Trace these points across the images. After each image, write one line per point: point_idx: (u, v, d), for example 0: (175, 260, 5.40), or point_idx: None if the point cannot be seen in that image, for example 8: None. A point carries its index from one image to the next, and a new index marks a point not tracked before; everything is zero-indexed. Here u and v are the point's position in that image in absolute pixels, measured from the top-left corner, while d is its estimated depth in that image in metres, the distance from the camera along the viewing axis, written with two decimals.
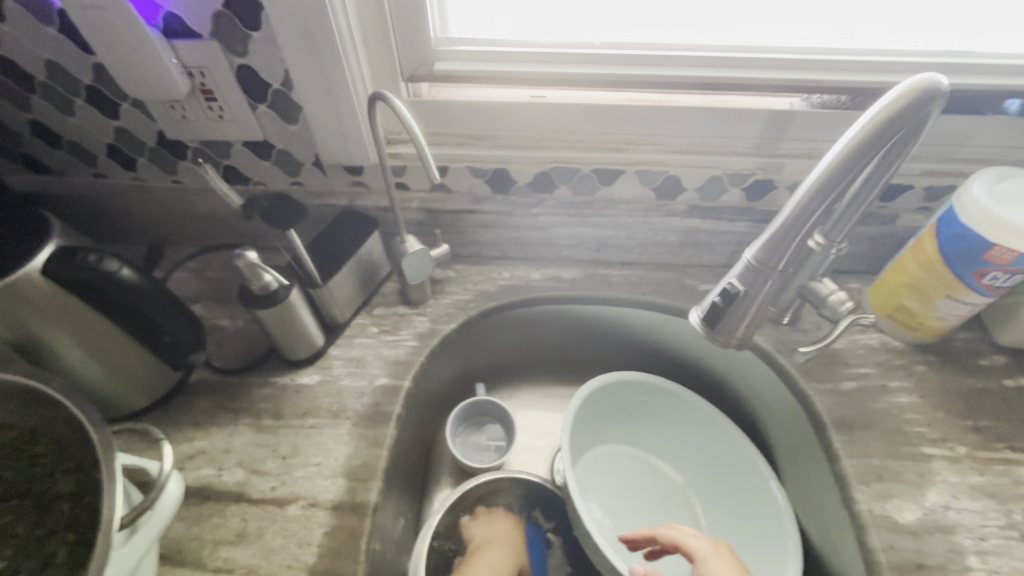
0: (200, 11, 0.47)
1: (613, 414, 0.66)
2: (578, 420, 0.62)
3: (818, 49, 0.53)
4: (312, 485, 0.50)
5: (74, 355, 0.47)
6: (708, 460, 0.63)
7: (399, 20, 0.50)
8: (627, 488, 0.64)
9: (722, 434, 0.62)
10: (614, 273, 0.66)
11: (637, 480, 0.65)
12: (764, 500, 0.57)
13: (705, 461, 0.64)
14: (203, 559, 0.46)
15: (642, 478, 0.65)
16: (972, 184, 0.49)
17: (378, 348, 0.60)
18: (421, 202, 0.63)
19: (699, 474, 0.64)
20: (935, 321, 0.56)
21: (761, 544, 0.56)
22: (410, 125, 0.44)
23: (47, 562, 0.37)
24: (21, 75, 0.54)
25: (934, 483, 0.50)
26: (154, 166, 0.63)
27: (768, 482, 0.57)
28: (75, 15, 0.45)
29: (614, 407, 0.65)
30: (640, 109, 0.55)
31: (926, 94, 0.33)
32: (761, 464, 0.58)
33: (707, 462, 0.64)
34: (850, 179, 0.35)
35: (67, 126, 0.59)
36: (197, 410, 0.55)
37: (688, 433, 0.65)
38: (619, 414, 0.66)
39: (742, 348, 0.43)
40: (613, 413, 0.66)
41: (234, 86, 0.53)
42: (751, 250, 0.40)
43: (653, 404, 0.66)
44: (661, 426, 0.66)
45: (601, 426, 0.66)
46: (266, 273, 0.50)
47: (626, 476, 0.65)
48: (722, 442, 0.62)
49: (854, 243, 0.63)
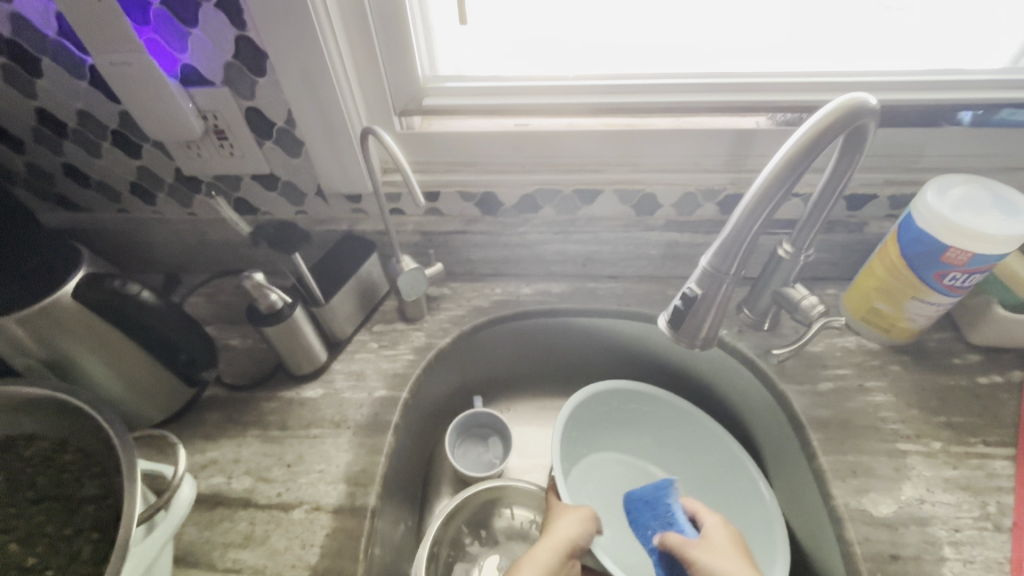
0: (213, 61, 0.53)
1: (605, 422, 0.68)
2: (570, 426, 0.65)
3: (778, 73, 0.57)
4: (316, 490, 0.53)
5: (99, 371, 0.52)
6: (700, 464, 0.65)
7: (390, 62, 0.55)
8: (619, 495, 0.66)
9: (711, 437, 0.64)
10: (600, 286, 0.70)
11: (629, 486, 0.67)
12: (753, 502, 0.59)
13: (694, 463, 0.66)
14: (215, 560, 0.49)
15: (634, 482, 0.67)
16: (925, 193, 0.52)
17: (378, 362, 0.64)
18: (417, 225, 0.68)
19: (689, 477, 0.66)
20: (906, 322, 0.58)
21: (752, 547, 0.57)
22: (398, 156, 0.49)
23: (75, 557, 0.41)
24: (55, 122, 0.61)
25: (909, 477, 0.52)
26: (171, 200, 0.69)
27: (756, 482, 0.59)
28: (105, 69, 0.51)
29: (606, 414, 0.68)
30: (614, 133, 0.59)
31: (852, 113, 0.37)
32: (749, 466, 0.60)
33: (698, 467, 0.65)
34: (787, 190, 0.39)
35: (95, 166, 0.65)
36: (210, 424, 0.59)
37: (679, 439, 0.67)
38: (611, 422, 0.69)
39: (708, 348, 0.47)
40: (605, 421, 0.68)
41: (243, 125, 0.58)
42: (706, 257, 0.43)
43: (644, 411, 0.68)
44: (654, 433, 0.69)
45: (594, 433, 0.68)
46: (272, 293, 0.54)
47: (618, 483, 0.67)
48: (712, 446, 0.64)
49: (828, 250, 0.66)
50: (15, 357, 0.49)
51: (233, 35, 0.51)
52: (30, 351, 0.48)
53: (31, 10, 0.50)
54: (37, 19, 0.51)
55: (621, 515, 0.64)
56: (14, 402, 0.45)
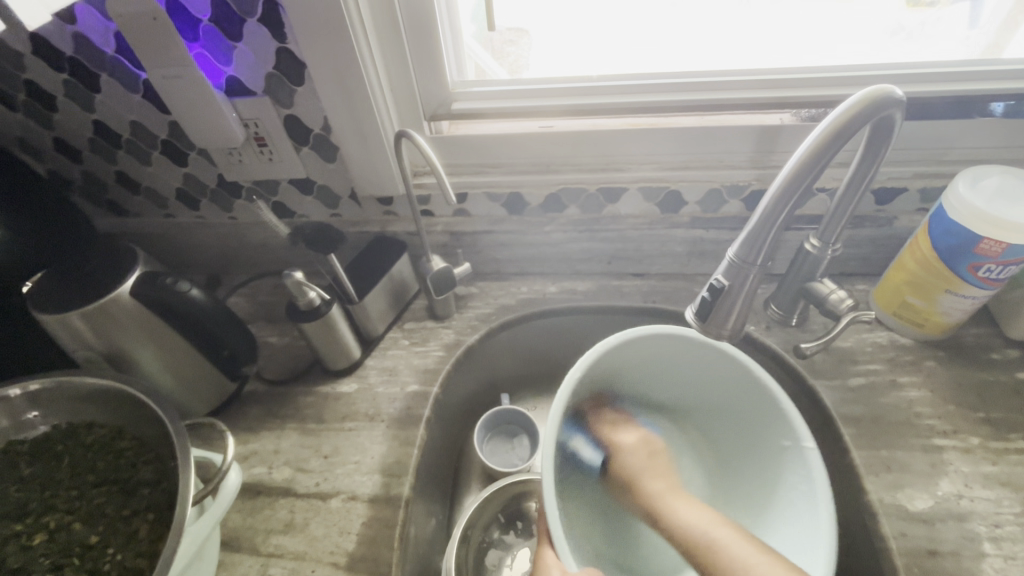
0: (255, 72, 0.56)
1: (626, 376, 0.59)
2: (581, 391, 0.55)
3: (801, 69, 0.57)
4: (352, 480, 0.55)
5: (151, 365, 0.55)
6: (737, 416, 0.57)
7: (420, 69, 0.58)
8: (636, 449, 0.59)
9: (755, 390, 0.54)
10: (625, 283, 0.71)
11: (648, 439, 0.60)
12: (796, 469, 0.50)
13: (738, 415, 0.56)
14: (258, 545, 0.51)
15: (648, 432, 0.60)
16: (956, 184, 0.51)
17: (409, 358, 0.66)
18: (445, 226, 0.70)
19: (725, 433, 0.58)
20: (940, 317, 0.57)
21: (785, 522, 0.49)
22: (431, 158, 0.51)
23: (132, 537, 0.43)
24: (111, 133, 0.65)
25: (946, 473, 0.51)
26: (214, 205, 0.73)
27: (802, 444, 0.49)
28: (157, 82, 0.54)
29: (627, 367, 0.58)
30: (637, 132, 0.60)
31: (878, 102, 0.37)
32: (797, 426, 0.50)
33: (739, 417, 0.57)
34: (811, 181, 0.39)
35: (145, 174, 0.70)
36: (252, 416, 0.62)
37: (716, 389, 0.58)
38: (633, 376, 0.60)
39: (735, 339, 0.48)
40: (625, 374, 0.59)
41: (282, 132, 0.61)
42: (732, 249, 0.44)
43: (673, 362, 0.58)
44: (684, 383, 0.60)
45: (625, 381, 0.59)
46: (311, 291, 0.56)
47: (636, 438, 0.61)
48: (758, 397, 0.54)
49: (857, 245, 0.66)
50: (77, 351, 0.53)
51: (275, 47, 0.54)
52: (90, 346, 0.52)
53: (93, 31, 0.54)
54: (98, 39, 0.55)
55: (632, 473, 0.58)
56: (81, 392, 0.49)
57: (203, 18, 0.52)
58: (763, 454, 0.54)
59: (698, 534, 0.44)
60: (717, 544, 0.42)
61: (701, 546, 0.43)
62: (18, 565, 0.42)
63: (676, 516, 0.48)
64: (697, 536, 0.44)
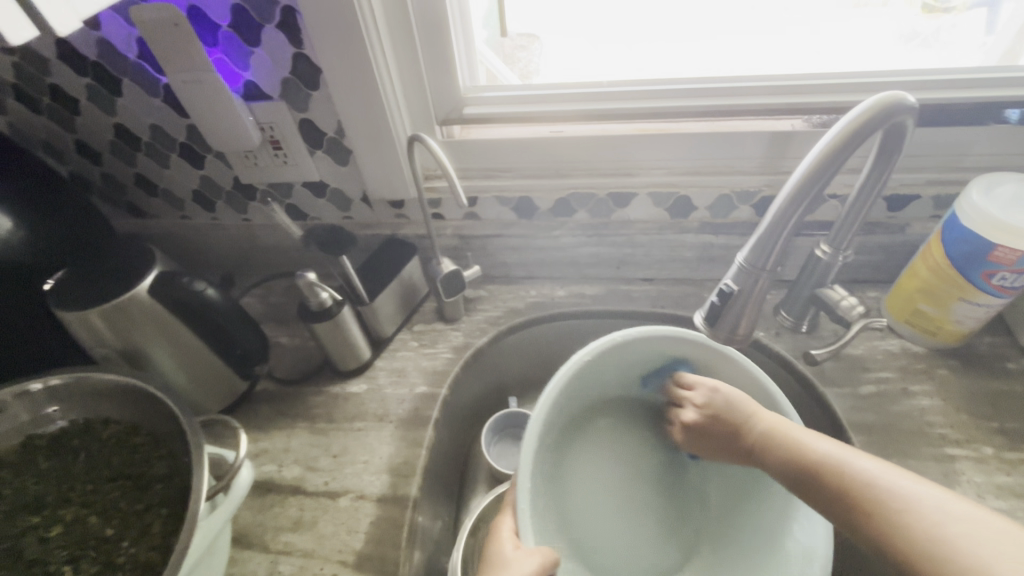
0: (272, 77, 0.57)
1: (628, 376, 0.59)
2: (580, 380, 0.55)
3: (812, 76, 0.57)
4: (360, 479, 0.56)
5: (166, 362, 0.56)
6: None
7: (434, 74, 0.58)
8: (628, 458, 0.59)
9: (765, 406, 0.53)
10: (634, 288, 0.72)
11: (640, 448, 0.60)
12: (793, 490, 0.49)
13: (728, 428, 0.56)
14: (267, 542, 0.52)
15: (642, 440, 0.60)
16: (970, 192, 0.51)
17: (418, 360, 0.66)
18: (455, 230, 0.70)
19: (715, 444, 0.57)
20: (953, 325, 0.57)
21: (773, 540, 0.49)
22: (443, 162, 0.51)
23: (145, 531, 0.44)
24: (130, 136, 0.67)
25: (958, 483, 0.51)
26: (229, 207, 0.74)
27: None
28: (177, 86, 0.56)
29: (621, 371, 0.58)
30: (647, 137, 0.61)
31: (891, 109, 0.37)
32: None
33: None
34: (821, 186, 0.39)
35: (163, 177, 0.71)
36: (263, 415, 0.63)
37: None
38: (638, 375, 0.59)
39: (744, 345, 0.48)
40: (628, 376, 0.59)
41: (296, 136, 0.62)
42: (742, 254, 0.45)
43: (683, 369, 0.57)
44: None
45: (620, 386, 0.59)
46: (322, 291, 0.57)
47: (630, 444, 0.60)
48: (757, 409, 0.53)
49: (868, 252, 0.65)
50: (96, 348, 0.54)
51: (292, 52, 0.55)
52: (108, 343, 0.53)
53: (116, 36, 0.55)
54: (121, 44, 0.56)
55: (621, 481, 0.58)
56: (96, 388, 0.51)
57: (223, 24, 0.53)
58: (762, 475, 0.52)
59: (833, 466, 0.41)
60: (868, 480, 0.39)
61: (840, 489, 0.40)
62: (35, 557, 0.43)
63: (785, 440, 0.46)
64: (825, 465, 0.42)
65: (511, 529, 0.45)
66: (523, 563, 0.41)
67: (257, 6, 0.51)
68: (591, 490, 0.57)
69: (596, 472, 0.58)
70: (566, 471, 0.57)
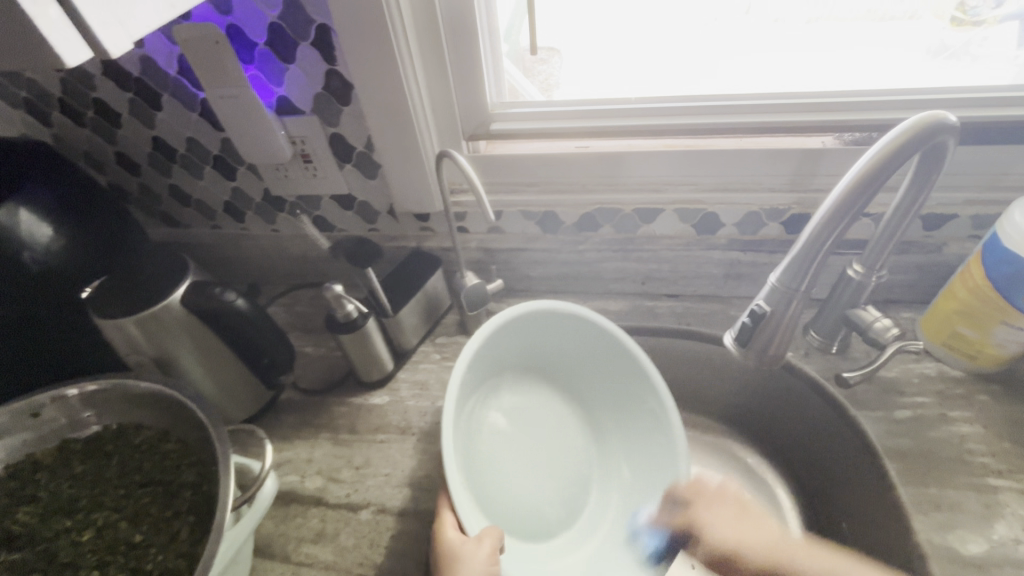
0: (306, 92, 0.59)
1: (537, 345, 0.64)
2: (505, 341, 0.61)
3: (846, 92, 0.56)
4: (382, 492, 0.56)
5: (197, 370, 0.57)
6: (610, 386, 0.64)
7: (461, 91, 0.59)
8: (537, 426, 0.63)
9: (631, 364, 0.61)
10: (659, 305, 0.71)
11: (546, 416, 0.64)
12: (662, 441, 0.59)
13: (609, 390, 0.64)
14: (289, 553, 0.52)
15: (544, 413, 0.64)
16: (1012, 212, 0.49)
17: (441, 372, 0.67)
18: (479, 243, 0.71)
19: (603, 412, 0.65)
20: (994, 349, 0.54)
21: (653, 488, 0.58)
22: (471, 176, 0.52)
23: (173, 538, 0.45)
24: (168, 149, 0.69)
25: (1002, 515, 0.49)
26: (258, 217, 0.75)
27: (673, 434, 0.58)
28: (215, 102, 0.58)
29: (528, 336, 0.62)
30: (675, 154, 0.60)
31: (932, 129, 0.37)
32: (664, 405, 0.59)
33: (618, 393, 0.63)
34: (860, 205, 0.39)
35: (197, 188, 0.73)
36: (287, 424, 0.64)
37: (622, 370, 0.62)
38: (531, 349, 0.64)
39: (775, 365, 0.48)
40: (539, 343, 0.64)
41: (327, 150, 0.64)
42: (775, 274, 0.44)
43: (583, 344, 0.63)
44: (585, 357, 0.64)
45: (528, 350, 0.64)
46: (349, 303, 0.57)
47: (529, 411, 0.64)
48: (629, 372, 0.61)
49: (902, 271, 0.64)
50: (130, 355, 0.55)
51: (325, 69, 0.56)
52: (141, 350, 0.54)
53: (159, 54, 0.58)
54: (163, 60, 0.58)
55: (533, 444, 0.62)
56: (130, 394, 0.52)
57: (260, 42, 0.55)
58: (641, 432, 0.62)
59: None
60: None
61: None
62: (67, 560, 0.43)
63: None
64: None
65: (454, 525, 0.47)
66: (477, 553, 0.44)
67: (294, 25, 0.53)
68: (506, 461, 0.59)
69: (508, 438, 0.61)
70: (477, 442, 0.59)
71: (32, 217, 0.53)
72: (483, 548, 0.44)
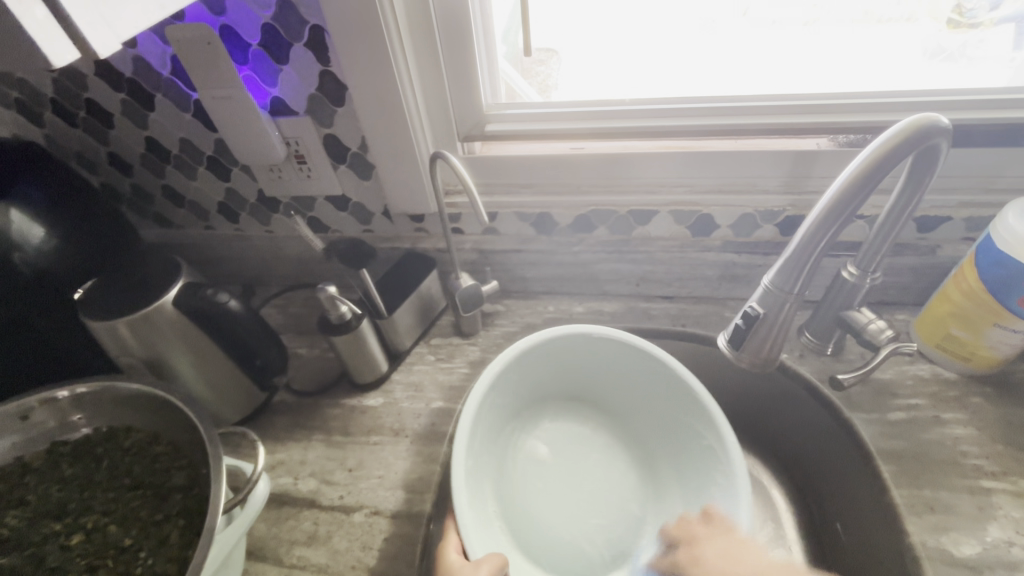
0: (299, 93, 0.58)
1: (575, 375, 0.65)
2: (536, 369, 0.63)
3: (841, 94, 0.56)
4: (375, 495, 0.55)
5: (189, 372, 0.57)
6: (665, 417, 0.61)
7: (456, 92, 0.59)
8: (585, 457, 0.63)
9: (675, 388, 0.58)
10: (654, 306, 0.71)
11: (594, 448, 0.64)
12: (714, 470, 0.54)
13: (660, 420, 0.62)
14: (281, 556, 0.52)
15: (592, 444, 0.64)
16: (1006, 214, 0.49)
17: (435, 374, 0.66)
18: (475, 244, 0.71)
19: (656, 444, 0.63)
20: (988, 351, 0.55)
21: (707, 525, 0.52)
22: (465, 178, 0.51)
23: (163, 541, 0.44)
24: (161, 149, 0.68)
25: (995, 518, 0.49)
26: (252, 218, 0.75)
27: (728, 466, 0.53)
28: (208, 102, 0.58)
29: (563, 363, 0.64)
30: (670, 155, 0.60)
31: (926, 132, 0.36)
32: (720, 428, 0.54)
33: (668, 422, 0.61)
34: (853, 208, 0.38)
35: (191, 189, 0.73)
36: (280, 426, 0.63)
37: (663, 396, 0.61)
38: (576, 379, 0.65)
39: (768, 368, 0.48)
40: (578, 372, 0.65)
41: (321, 150, 0.63)
42: (768, 276, 0.44)
43: (623, 371, 0.63)
44: (629, 386, 0.63)
45: (568, 379, 0.65)
46: (342, 305, 0.57)
47: (574, 442, 0.64)
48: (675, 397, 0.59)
49: (896, 273, 0.64)
50: (121, 357, 0.55)
51: (318, 69, 0.56)
52: (132, 352, 0.53)
53: (151, 54, 0.57)
54: (156, 61, 0.58)
55: (578, 476, 0.61)
56: (121, 396, 0.52)
57: (253, 42, 0.54)
58: (693, 466, 0.58)
59: None
60: None
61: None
62: (56, 564, 0.43)
63: None
64: None
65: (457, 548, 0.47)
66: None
67: (288, 25, 0.53)
68: (544, 487, 0.59)
69: (549, 467, 0.62)
70: (514, 466, 0.61)
71: (22, 217, 0.53)
72: (482, 574, 0.42)
